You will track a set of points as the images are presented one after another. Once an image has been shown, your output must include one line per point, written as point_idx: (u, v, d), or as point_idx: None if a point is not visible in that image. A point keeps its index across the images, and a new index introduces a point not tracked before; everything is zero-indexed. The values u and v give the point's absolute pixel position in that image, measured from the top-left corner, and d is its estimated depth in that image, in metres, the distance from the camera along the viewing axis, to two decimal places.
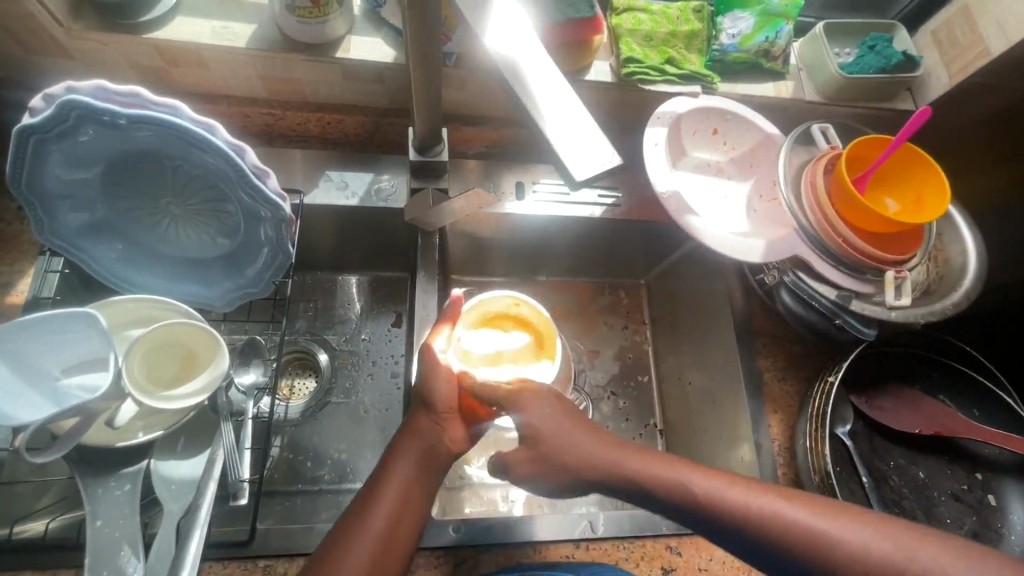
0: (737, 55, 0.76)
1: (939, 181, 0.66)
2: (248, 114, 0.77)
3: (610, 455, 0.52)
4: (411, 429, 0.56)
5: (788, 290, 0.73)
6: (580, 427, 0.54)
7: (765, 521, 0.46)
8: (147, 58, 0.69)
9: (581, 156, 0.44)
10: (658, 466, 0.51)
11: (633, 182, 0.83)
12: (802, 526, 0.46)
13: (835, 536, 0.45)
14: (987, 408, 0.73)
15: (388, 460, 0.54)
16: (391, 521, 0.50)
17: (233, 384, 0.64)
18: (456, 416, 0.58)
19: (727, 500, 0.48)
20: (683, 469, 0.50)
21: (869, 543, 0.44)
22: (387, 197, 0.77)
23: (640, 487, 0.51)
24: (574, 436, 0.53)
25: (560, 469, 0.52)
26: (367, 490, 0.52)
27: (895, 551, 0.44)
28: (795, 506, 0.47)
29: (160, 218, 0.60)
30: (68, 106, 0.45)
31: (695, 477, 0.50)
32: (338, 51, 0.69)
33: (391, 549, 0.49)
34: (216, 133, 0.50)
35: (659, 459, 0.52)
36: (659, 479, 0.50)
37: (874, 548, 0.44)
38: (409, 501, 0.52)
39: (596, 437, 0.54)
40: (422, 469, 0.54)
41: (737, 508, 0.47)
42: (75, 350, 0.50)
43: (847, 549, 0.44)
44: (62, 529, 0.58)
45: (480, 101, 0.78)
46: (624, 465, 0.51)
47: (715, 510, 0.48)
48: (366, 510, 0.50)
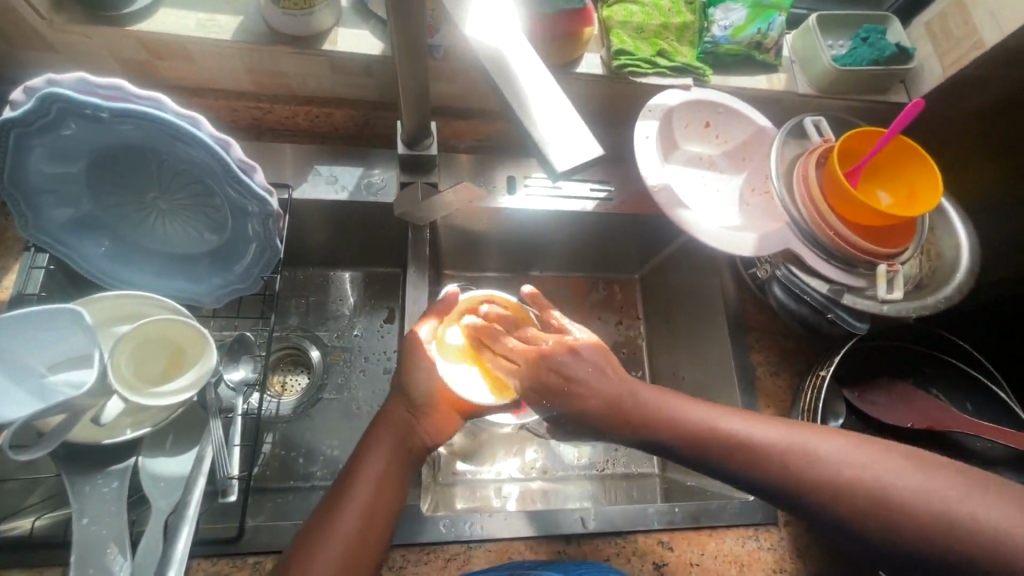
0: (729, 47, 0.75)
1: (932, 174, 0.65)
2: (235, 108, 0.76)
3: (622, 399, 0.56)
4: (385, 419, 0.57)
5: (780, 284, 0.72)
6: (601, 376, 0.57)
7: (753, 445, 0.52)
8: (132, 51, 0.68)
9: (570, 147, 0.44)
10: (663, 403, 0.56)
11: (626, 176, 0.82)
12: (787, 447, 0.51)
13: (817, 455, 0.50)
14: (980, 402, 0.73)
15: (359, 453, 0.55)
16: (363, 517, 0.50)
17: (222, 380, 0.64)
18: (437, 410, 0.58)
19: (723, 430, 0.53)
20: (686, 404, 0.56)
21: (846, 461, 0.49)
22: (377, 191, 0.76)
23: (644, 423, 0.55)
24: (589, 394, 0.55)
25: (577, 410, 0.56)
26: (339, 484, 0.53)
27: (871, 467, 0.48)
28: (781, 431, 0.52)
29: (146, 214, 0.59)
30: (49, 99, 0.45)
31: (689, 413, 0.55)
32: (325, 43, 0.69)
33: (364, 543, 0.49)
34: (201, 127, 0.50)
35: (664, 396, 0.57)
36: (663, 414, 0.55)
37: (851, 465, 0.49)
38: (381, 496, 0.52)
39: (614, 381, 0.56)
40: (393, 461, 0.54)
41: (730, 438, 0.52)
42: (60, 346, 0.50)
43: (826, 467, 0.49)
44: (49, 526, 0.58)
45: (470, 94, 0.78)
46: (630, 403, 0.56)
47: (710, 441, 0.53)
48: (338, 504, 0.50)
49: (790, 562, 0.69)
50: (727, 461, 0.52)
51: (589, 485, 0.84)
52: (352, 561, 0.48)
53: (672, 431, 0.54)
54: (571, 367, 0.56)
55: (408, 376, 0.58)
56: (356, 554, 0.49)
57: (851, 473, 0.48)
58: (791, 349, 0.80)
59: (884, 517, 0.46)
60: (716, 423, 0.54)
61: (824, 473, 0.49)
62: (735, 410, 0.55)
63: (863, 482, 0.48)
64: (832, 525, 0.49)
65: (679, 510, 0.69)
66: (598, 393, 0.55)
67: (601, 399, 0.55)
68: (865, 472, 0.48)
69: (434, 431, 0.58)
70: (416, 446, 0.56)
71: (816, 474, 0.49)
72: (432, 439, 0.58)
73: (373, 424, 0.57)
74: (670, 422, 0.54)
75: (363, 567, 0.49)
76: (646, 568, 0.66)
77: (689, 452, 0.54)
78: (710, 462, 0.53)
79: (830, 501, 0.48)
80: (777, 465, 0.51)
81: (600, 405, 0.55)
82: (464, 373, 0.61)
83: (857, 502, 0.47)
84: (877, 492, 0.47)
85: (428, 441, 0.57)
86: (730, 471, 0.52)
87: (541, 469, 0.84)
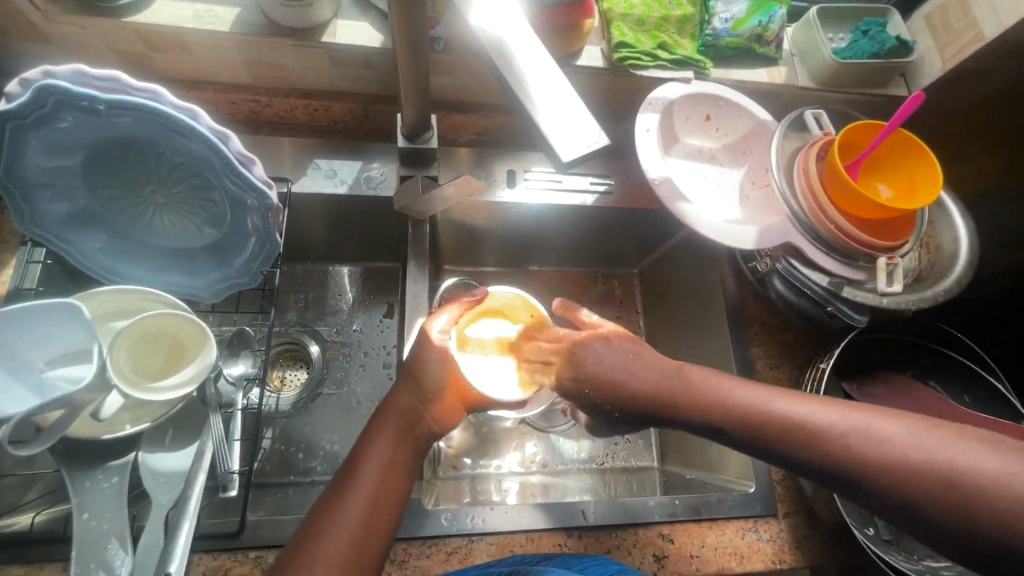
0: (730, 40, 0.75)
1: (932, 168, 0.65)
2: (233, 101, 0.76)
3: (664, 378, 0.55)
4: (387, 409, 0.56)
5: (781, 277, 0.72)
6: (636, 358, 0.57)
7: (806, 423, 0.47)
8: (128, 43, 0.68)
9: (572, 139, 0.44)
10: (709, 383, 0.53)
11: (626, 170, 0.82)
12: (848, 430, 0.45)
13: (882, 439, 0.44)
14: (978, 394, 0.73)
15: (363, 442, 0.54)
16: (369, 508, 0.50)
17: (222, 375, 0.63)
18: (443, 400, 0.57)
19: (774, 410, 0.49)
20: (734, 384, 0.52)
21: (917, 445, 0.42)
22: (376, 184, 0.76)
23: (689, 404, 0.53)
24: (624, 377, 0.56)
25: (613, 397, 0.56)
26: (342, 475, 0.52)
27: (947, 453, 0.41)
28: (841, 413, 0.47)
29: (143, 207, 0.59)
30: (46, 91, 0.44)
31: (735, 391, 0.52)
32: (324, 36, 0.68)
33: (370, 533, 0.49)
34: (200, 120, 0.49)
35: (711, 376, 0.54)
36: (707, 394, 0.52)
37: (921, 448, 0.42)
38: (387, 486, 0.51)
39: (654, 363, 0.56)
40: (398, 450, 0.54)
41: (779, 417, 0.48)
42: (60, 342, 0.49)
43: (890, 447, 0.43)
44: (48, 522, 0.57)
45: (470, 87, 0.77)
46: (670, 385, 0.54)
47: (760, 423, 0.49)
48: (343, 496, 0.50)
49: (789, 554, 0.69)
50: (780, 444, 0.48)
51: (589, 479, 0.84)
52: (358, 552, 0.48)
53: (716, 413, 0.52)
54: (605, 352, 0.58)
55: (410, 369, 0.58)
56: (362, 546, 0.48)
57: (922, 458, 0.42)
58: (790, 341, 0.80)
59: (965, 509, 0.39)
60: (767, 405, 0.50)
61: (889, 458, 0.43)
62: (791, 391, 0.50)
63: (937, 469, 0.41)
64: (904, 520, 0.42)
65: (679, 502, 0.69)
66: (638, 376, 0.56)
67: (641, 382, 0.55)
68: (940, 458, 0.41)
69: (440, 421, 0.57)
70: (422, 436, 0.56)
71: (881, 459, 0.43)
72: (437, 428, 0.57)
73: (377, 412, 0.57)
74: (714, 401, 0.52)
75: (369, 558, 0.49)
76: (646, 560, 0.66)
77: (739, 435, 0.50)
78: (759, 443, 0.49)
79: (898, 491, 0.42)
80: (836, 450, 0.45)
81: (642, 388, 0.55)
82: (482, 368, 0.63)
83: (931, 490, 0.41)
84: (955, 481, 0.40)
85: (433, 429, 0.57)
86: (785, 457, 0.48)
87: (541, 463, 0.84)
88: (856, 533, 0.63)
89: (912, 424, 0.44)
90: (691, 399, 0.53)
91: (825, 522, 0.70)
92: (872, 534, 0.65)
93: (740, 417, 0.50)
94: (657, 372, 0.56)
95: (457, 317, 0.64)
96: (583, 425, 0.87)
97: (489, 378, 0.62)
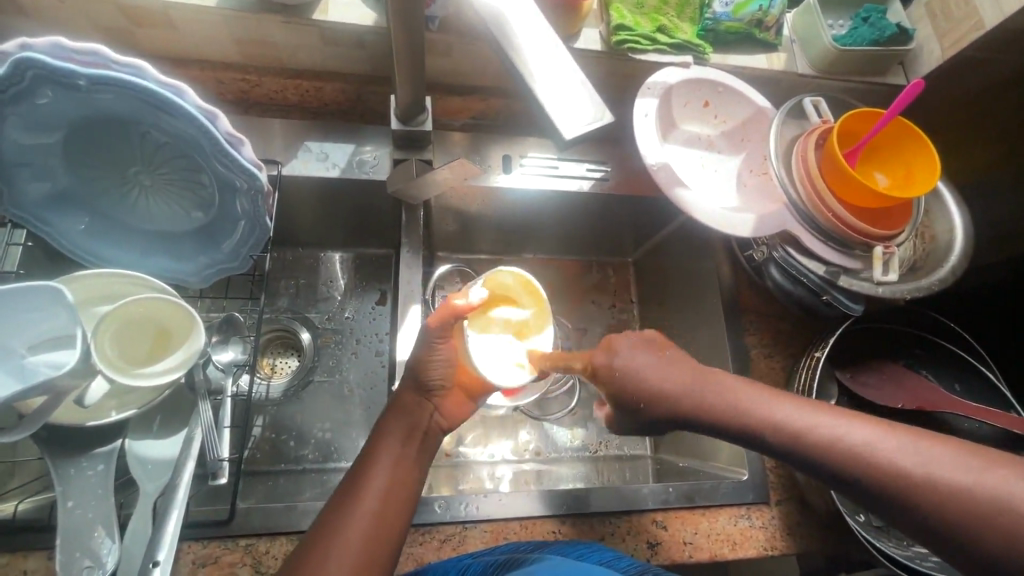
0: (730, 25, 0.74)
1: (929, 156, 0.65)
2: (221, 80, 0.73)
3: (701, 389, 0.52)
4: (397, 407, 0.56)
5: (777, 265, 0.72)
6: (671, 370, 0.53)
7: (844, 447, 0.46)
8: (111, 18, 0.65)
9: (571, 117, 0.43)
10: (749, 397, 0.51)
11: (622, 156, 0.81)
12: (889, 453, 0.45)
13: (927, 467, 0.44)
14: (967, 382, 0.74)
15: (374, 438, 0.54)
16: (382, 497, 0.49)
17: (211, 361, 0.61)
18: (452, 394, 0.59)
19: (816, 429, 0.48)
20: (774, 399, 0.50)
21: (964, 475, 0.43)
22: (369, 168, 0.74)
23: (723, 413, 0.51)
24: (656, 384, 0.52)
25: (646, 400, 0.52)
26: (354, 472, 0.51)
27: (994, 485, 0.42)
28: (883, 436, 0.46)
29: (129, 188, 0.57)
30: (23, 65, 0.41)
31: (775, 408, 0.50)
32: (315, 13, 0.66)
33: (382, 523, 0.48)
34: (185, 97, 0.47)
35: (743, 386, 0.52)
36: (747, 408, 0.50)
37: (962, 478, 0.43)
38: (399, 475, 0.51)
39: (685, 367, 0.53)
40: (408, 444, 0.54)
41: (818, 437, 0.47)
42: (41, 326, 0.47)
43: (932, 476, 0.43)
44: (32, 510, 0.56)
45: (467, 70, 0.76)
46: (706, 396, 0.51)
47: (804, 441, 0.48)
48: (355, 491, 0.49)
49: (780, 541, 0.70)
50: (820, 462, 0.47)
51: (582, 466, 0.84)
52: (372, 543, 0.47)
53: (753, 425, 0.50)
54: (637, 349, 0.54)
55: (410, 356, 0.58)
56: (376, 536, 0.48)
57: (969, 489, 0.42)
58: (785, 331, 0.80)
59: (1002, 539, 0.41)
60: (806, 420, 0.48)
61: (935, 489, 0.43)
62: (829, 407, 0.49)
63: (973, 497, 0.42)
64: (940, 544, 0.43)
65: (673, 490, 0.69)
66: (670, 377, 0.52)
67: (676, 383, 0.52)
68: (985, 489, 0.42)
69: (450, 415, 0.59)
70: (431, 429, 0.57)
71: (929, 489, 0.43)
72: (447, 423, 0.59)
73: (383, 411, 0.57)
74: (752, 416, 0.50)
75: (384, 550, 0.47)
76: (640, 547, 0.66)
77: (773, 447, 0.49)
78: (795, 458, 0.48)
79: (940, 518, 0.43)
80: (879, 475, 0.45)
81: (675, 389, 0.52)
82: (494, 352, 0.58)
83: (979, 523, 0.42)
84: (994, 512, 0.41)
85: (441, 421, 0.58)
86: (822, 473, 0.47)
87: (535, 451, 0.84)
88: (848, 519, 0.63)
89: (949, 454, 0.44)
90: (729, 411, 0.50)
91: (818, 511, 0.71)
92: (862, 521, 0.66)
93: (778, 434, 0.49)
94: (692, 381, 0.52)
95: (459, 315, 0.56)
96: (576, 413, 0.87)
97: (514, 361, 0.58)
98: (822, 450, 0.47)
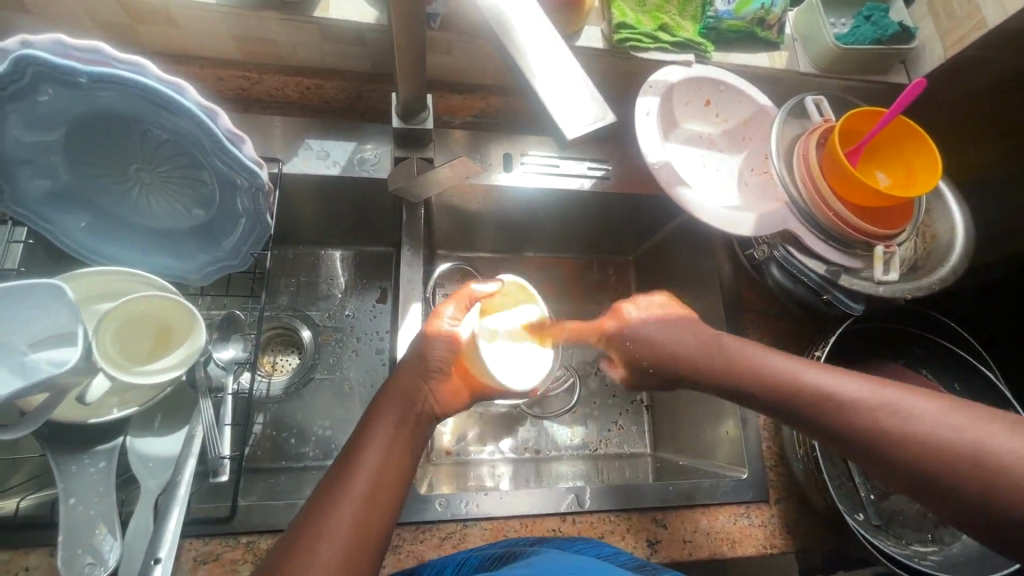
0: (732, 23, 0.73)
1: (931, 155, 0.65)
2: (221, 77, 0.73)
3: (705, 347, 0.58)
4: (392, 391, 0.55)
5: (778, 265, 0.72)
6: (682, 329, 0.59)
7: (834, 400, 0.49)
8: (111, 14, 0.65)
9: (572, 116, 0.43)
10: (748, 355, 0.55)
11: (623, 155, 0.81)
12: (877, 404, 0.47)
13: (918, 421, 0.45)
14: (966, 381, 0.74)
15: (365, 425, 0.53)
16: (372, 483, 0.48)
17: (212, 358, 0.61)
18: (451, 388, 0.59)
19: (811, 383, 0.51)
20: (773, 356, 0.55)
21: (949, 428, 0.44)
22: (370, 166, 0.74)
23: (724, 371, 0.55)
24: (668, 345, 0.59)
25: (655, 355, 0.59)
26: (344, 458, 0.50)
27: (978, 437, 0.43)
28: (872, 389, 0.49)
29: (128, 186, 0.57)
30: (24, 62, 0.41)
31: (773, 364, 0.54)
32: (316, 10, 0.66)
33: (373, 511, 0.47)
34: (186, 94, 0.47)
35: (747, 345, 0.57)
36: (745, 364, 0.55)
37: (949, 428, 0.44)
38: (390, 462, 0.50)
39: (694, 329, 0.60)
40: (400, 431, 0.52)
41: (811, 390, 0.50)
42: (42, 323, 0.47)
43: (919, 427, 0.45)
44: (34, 507, 0.56)
45: (468, 67, 0.76)
46: (709, 354, 0.57)
47: (797, 395, 0.51)
48: (345, 477, 0.48)
49: (779, 539, 0.70)
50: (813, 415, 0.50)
51: (582, 465, 0.84)
52: (362, 531, 0.45)
53: (750, 381, 0.54)
54: (649, 317, 0.61)
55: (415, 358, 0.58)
56: (365, 525, 0.46)
57: (953, 441, 0.43)
58: (785, 330, 0.80)
59: (983, 491, 0.42)
60: (800, 376, 0.52)
61: (923, 438, 0.45)
62: (826, 365, 0.52)
63: (962, 448, 0.43)
64: (926, 497, 0.45)
65: (673, 488, 0.69)
66: (678, 338, 0.59)
67: (685, 341, 0.58)
68: (971, 439, 0.43)
69: (444, 401, 0.58)
70: (425, 413, 0.56)
71: (914, 441, 0.45)
72: (441, 408, 0.58)
73: (375, 397, 0.55)
74: (750, 373, 0.54)
75: (373, 538, 0.46)
76: (640, 546, 0.66)
77: (769, 402, 0.53)
78: (789, 410, 0.52)
79: (924, 470, 0.44)
80: (867, 427, 0.47)
81: (679, 350, 0.58)
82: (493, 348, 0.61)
83: (966, 473, 0.42)
84: (980, 462, 0.42)
85: (436, 412, 0.58)
86: (814, 427, 0.50)
87: (535, 449, 0.84)
88: (847, 518, 0.63)
89: (937, 406, 0.46)
90: (728, 368, 0.55)
91: (817, 509, 0.71)
92: (861, 519, 0.66)
93: (772, 389, 0.53)
94: (696, 342, 0.58)
95: (449, 315, 0.61)
96: (576, 412, 0.87)
97: (508, 364, 0.61)
98: (813, 403, 0.50)
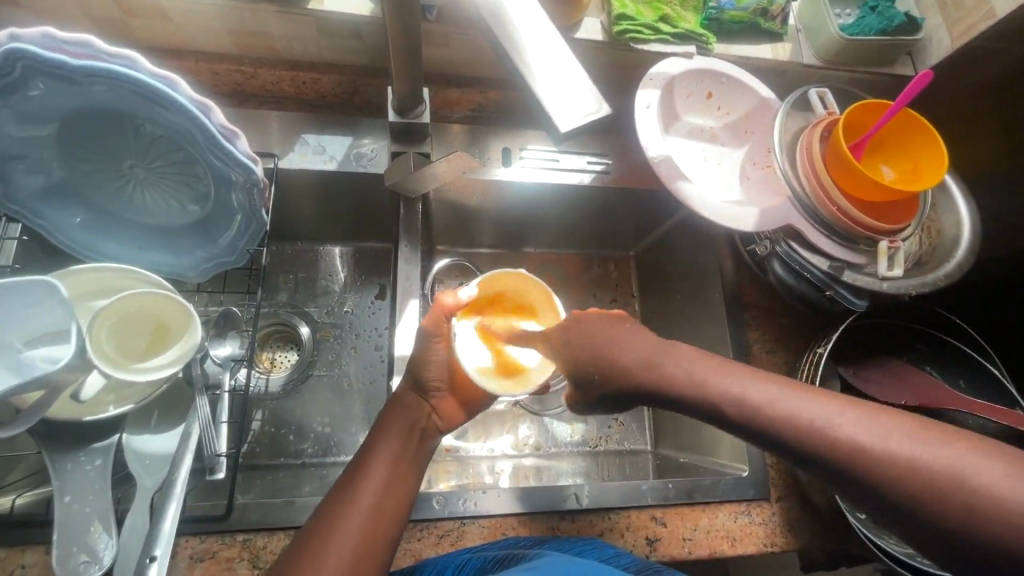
0: (734, 14, 0.72)
1: (937, 148, 0.64)
2: (216, 72, 0.73)
3: (654, 357, 0.49)
4: (394, 406, 0.56)
5: (780, 260, 0.70)
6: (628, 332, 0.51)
7: (800, 422, 0.42)
8: (104, 9, 0.65)
9: (568, 108, 0.42)
10: (703, 371, 0.47)
11: (623, 149, 0.80)
12: (849, 428, 0.41)
13: (891, 445, 0.40)
14: (972, 379, 0.73)
15: (373, 437, 0.53)
16: (381, 494, 0.49)
17: (209, 355, 0.61)
18: (449, 395, 0.58)
19: (777, 404, 0.43)
20: (735, 373, 0.46)
21: (923, 450, 0.39)
22: (367, 162, 0.73)
23: (678, 387, 0.47)
24: (613, 351, 0.50)
25: (599, 365, 0.50)
26: (352, 469, 0.51)
27: (959, 463, 0.38)
28: (842, 410, 0.42)
29: (123, 181, 0.57)
30: (13, 56, 0.40)
31: (732, 380, 0.46)
32: (311, 3, 0.65)
33: (379, 520, 0.47)
34: (179, 89, 0.46)
35: (698, 353, 0.48)
36: (702, 381, 0.46)
37: (930, 456, 0.38)
38: (398, 472, 0.51)
39: (640, 338, 0.51)
40: (405, 445, 0.53)
41: (774, 412, 0.43)
42: (37, 321, 0.47)
43: (896, 454, 0.39)
44: (30, 505, 0.56)
45: (466, 60, 0.75)
46: (660, 368, 0.48)
47: (761, 416, 0.44)
48: (353, 486, 0.48)
49: (780, 537, 0.70)
50: (777, 438, 0.43)
51: (582, 461, 0.84)
52: (369, 538, 0.46)
53: (707, 400, 0.46)
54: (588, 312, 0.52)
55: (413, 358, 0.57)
56: (373, 533, 0.47)
57: (930, 466, 0.38)
58: (788, 326, 0.79)
59: (960, 521, 0.37)
60: (766, 395, 0.44)
61: (902, 467, 0.39)
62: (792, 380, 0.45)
63: (943, 478, 0.38)
64: (903, 526, 0.39)
65: (673, 486, 0.69)
66: (626, 347, 0.50)
67: (632, 350, 0.49)
68: (958, 470, 0.38)
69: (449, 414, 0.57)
70: (429, 428, 0.56)
71: (891, 467, 0.39)
72: (444, 424, 0.57)
73: (386, 406, 0.56)
74: (707, 389, 0.46)
75: (380, 544, 0.47)
76: (640, 543, 0.66)
77: (728, 422, 0.45)
78: (751, 432, 0.44)
79: (895, 498, 0.39)
80: (837, 451, 0.41)
81: (626, 361, 0.49)
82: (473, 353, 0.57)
83: (947, 505, 0.37)
84: (964, 495, 0.37)
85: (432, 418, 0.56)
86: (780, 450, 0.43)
87: (534, 446, 0.84)
88: (851, 518, 0.63)
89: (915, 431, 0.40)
90: (685, 384, 0.47)
91: (819, 507, 0.70)
92: (864, 517, 0.65)
93: (732, 408, 0.45)
94: (646, 352, 0.49)
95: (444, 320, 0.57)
96: None
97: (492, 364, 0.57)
98: (777, 424, 0.43)
